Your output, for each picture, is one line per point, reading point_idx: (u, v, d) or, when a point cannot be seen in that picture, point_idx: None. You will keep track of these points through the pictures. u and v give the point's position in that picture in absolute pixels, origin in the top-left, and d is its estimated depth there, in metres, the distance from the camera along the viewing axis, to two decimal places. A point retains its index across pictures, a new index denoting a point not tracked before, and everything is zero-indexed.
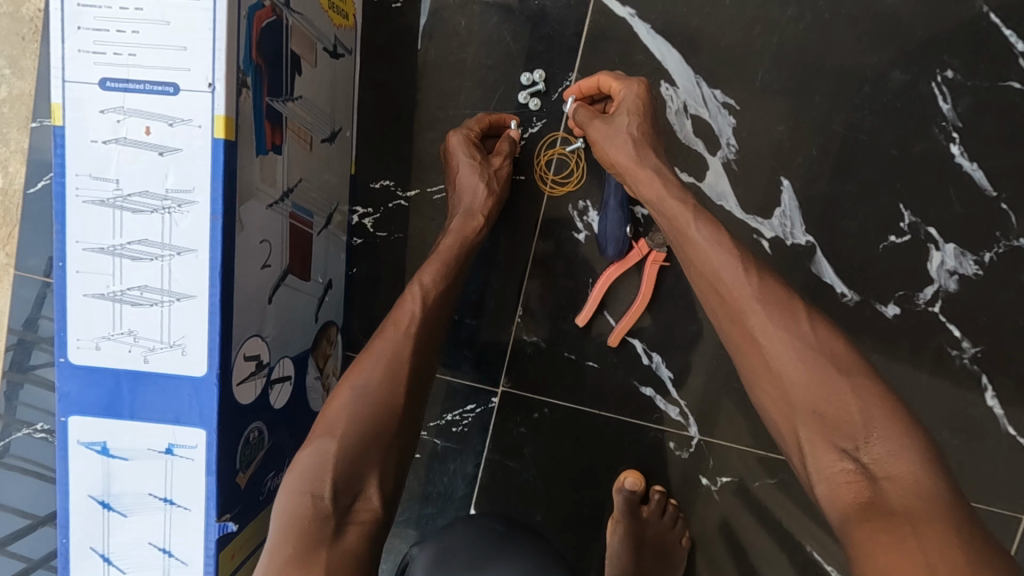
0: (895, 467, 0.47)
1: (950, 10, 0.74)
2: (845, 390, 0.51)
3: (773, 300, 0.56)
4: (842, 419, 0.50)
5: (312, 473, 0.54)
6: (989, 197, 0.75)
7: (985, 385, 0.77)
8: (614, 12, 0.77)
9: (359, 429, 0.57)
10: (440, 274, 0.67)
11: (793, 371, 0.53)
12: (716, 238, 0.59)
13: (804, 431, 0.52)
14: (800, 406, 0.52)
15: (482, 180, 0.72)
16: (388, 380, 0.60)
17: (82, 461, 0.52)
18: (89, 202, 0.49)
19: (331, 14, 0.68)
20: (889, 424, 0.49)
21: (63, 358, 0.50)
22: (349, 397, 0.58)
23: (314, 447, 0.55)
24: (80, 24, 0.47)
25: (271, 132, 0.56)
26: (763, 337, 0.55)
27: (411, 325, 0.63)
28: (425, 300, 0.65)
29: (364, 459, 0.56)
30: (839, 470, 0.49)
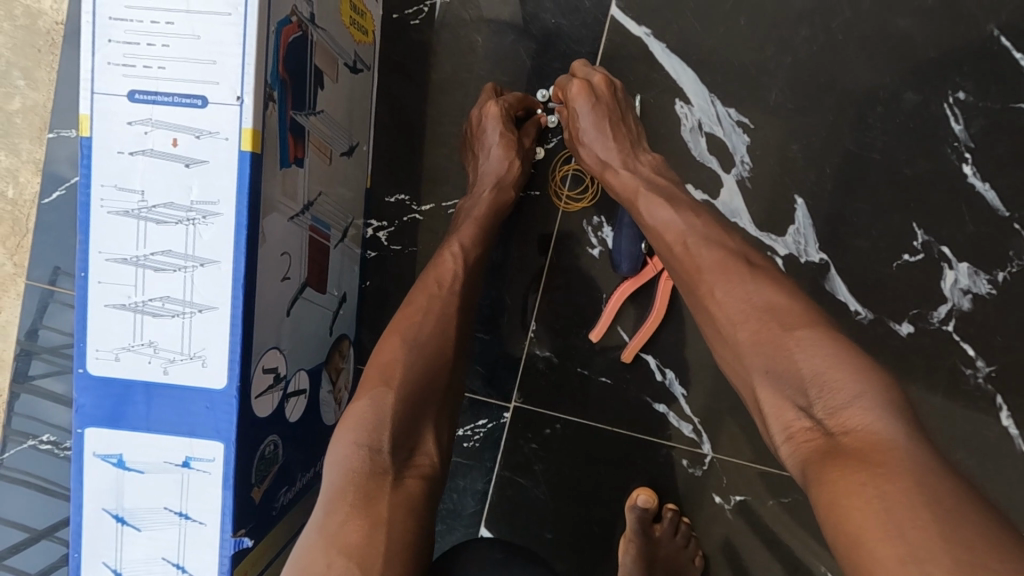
0: (852, 418, 0.43)
1: (962, 33, 0.75)
2: (803, 342, 0.47)
3: (733, 259, 0.55)
4: (796, 368, 0.47)
5: (369, 425, 0.53)
6: (1002, 217, 0.76)
7: (1000, 405, 0.77)
8: (630, 31, 0.78)
9: (414, 381, 0.56)
10: (479, 237, 0.69)
11: (739, 326, 0.51)
12: (674, 214, 0.60)
13: (759, 389, 0.49)
14: (752, 359, 0.50)
15: (516, 157, 0.74)
16: (439, 332, 0.60)
17: (97, 474, 0.52)
18: (113, 213, 0.49)
19: (351, 30, 0.69)
20: (847, 374, 0.45)
21: (81, 369, 0.50)
22: (399, 349, 0.57)
23: (369, 399, 0.54)
24: (111, 37, 0.47)
25: (294, 145, 0.56)
26: (717, 297, 0.54)
27: (455, 282, 0.64)
28: (466, 260, 0.66)
29: (421, 411, 0.56)
30: (798, 425, 0.46)
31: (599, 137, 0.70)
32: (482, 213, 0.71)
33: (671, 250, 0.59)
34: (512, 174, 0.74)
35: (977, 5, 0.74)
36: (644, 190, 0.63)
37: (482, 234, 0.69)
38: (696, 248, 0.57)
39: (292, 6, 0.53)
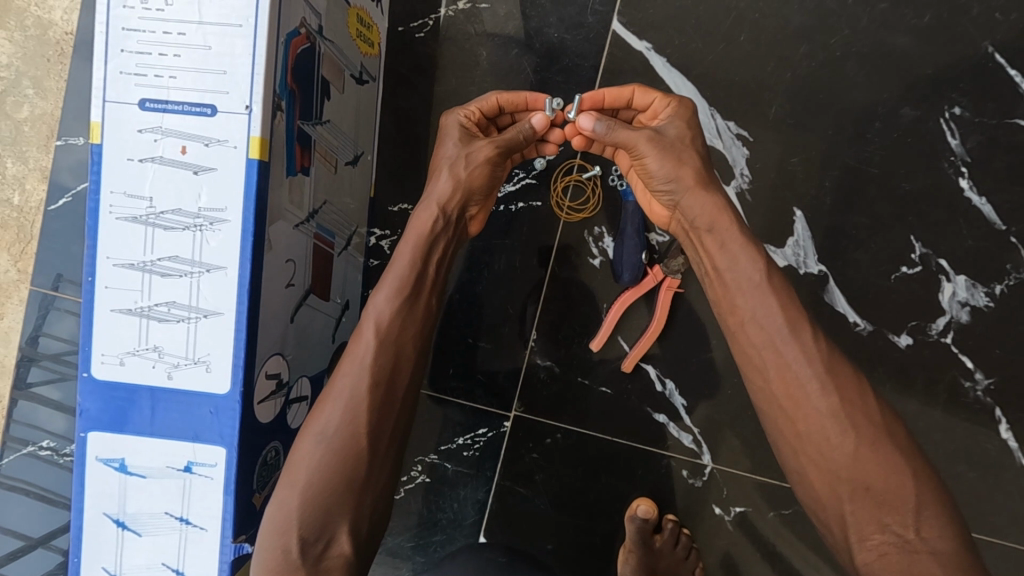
0: (942, 546, 0.49)
1: (958, 50, 0.76)
2: (903, 475, 0.51)
3: (840, 374, 0.55)
4: (896, 497, 0.50)
5: (278, 530, 0.53)
6: (999, 230, 0.76)
7: (999, 418, 0.77)
8: (631, 46, 0.79)
9: (319, 481, 0.54)
10: (394, 292, 0.61)
11: (835, 435, 0.53)
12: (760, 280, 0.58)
13: (848, 500, 0.52)
14: (847, 477, 0.52)
15: (451, 174, 0.67)
16: (347, 420, 0.56)
17: (99, 478, 0.52)
18: (122, 219, 0.49)
19: (358, 42, 0.70)
20: (932, 504, 0.50)
21: (86, 373, 0.50)
22: (308, 444, 0.55)
23: (279, 503, 0.54)
24: (124, 47, 0.48)
25: (301, 154, 0.57)
26: (830, 412, 0.53)
27: (366, 354, 0.58)
28: (381, 327, 0.59)
29: (331, 510, 0.54)
30: (881, 543, 0.50)
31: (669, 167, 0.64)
32: (411, 256, 0.63)
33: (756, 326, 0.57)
34: (443, 188, 0.67)
35: (972, 22, 0.75)
36: (729, 240, 0.60)
37: (401, 284, 0.61)
38: (799, 351, 0.55)
39: (301, 18, 0.54)
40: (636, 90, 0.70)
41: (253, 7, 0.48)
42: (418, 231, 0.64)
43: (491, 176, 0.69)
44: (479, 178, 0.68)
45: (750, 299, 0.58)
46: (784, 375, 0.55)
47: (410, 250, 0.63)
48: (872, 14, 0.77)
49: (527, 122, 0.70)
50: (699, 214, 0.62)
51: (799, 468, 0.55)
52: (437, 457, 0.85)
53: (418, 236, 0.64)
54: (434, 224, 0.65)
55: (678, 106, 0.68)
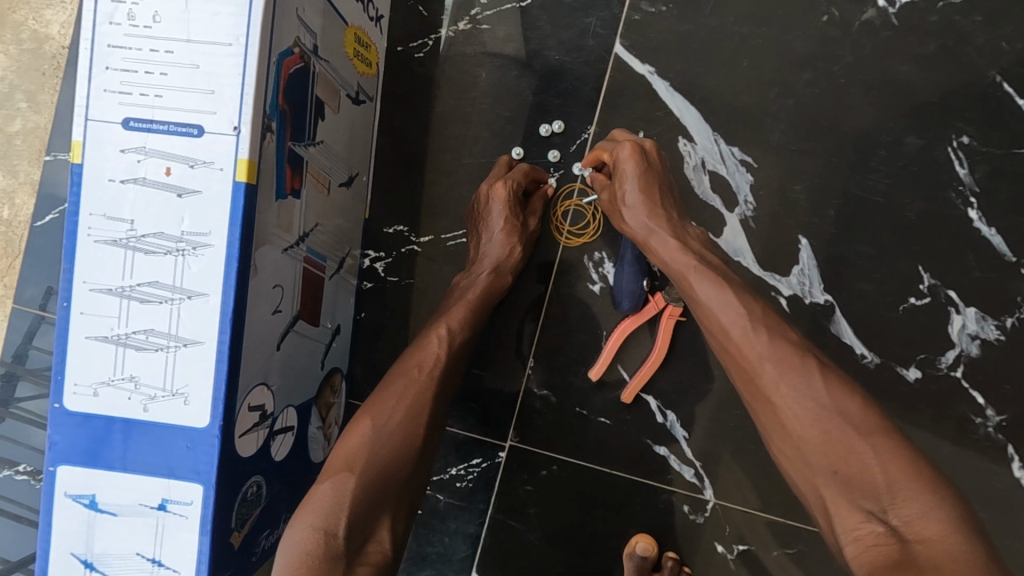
0: (926, 528, 0.44)
1: (964, 79, 0.75)
2: (863, 451, 0.49)
3: (784, 356, 0.55)
4: (864, 479, 0.49)
5: (326, 510, 0.51)
6: (1008, 262, 0.75)
7: (1012, 456, 0.75)
8: (633, 69, 0.78)
9: (378, 470, 0.54)
10: (467, 313, 0.67)
11: (803, 423, 0.53)
12: (720, 305, 0.59)
13: (825, 489, 0.51)
14: (817, 464, 0.52)
15: (516, 243, 0.72)
16: (411, 421, 0.58)
17: (67, 515, 0.49)
18: (100, 242, 0.47)
19: (355, 62, 0.68)
20: (913, 485, 0.47)
21: (57, 404, 0.48)
22: (371, 430, 0.56)
23: (332, 484, 0.53)
24: (108, 64, 0.46)
25: (291, 176, 0.55)
26: (779, 395, 0.54)
27: (436, 364, 0.62)
28: (451, 341, 0.64)
29: (379, 503, 0.54)
30: (867, 532, 0.47)
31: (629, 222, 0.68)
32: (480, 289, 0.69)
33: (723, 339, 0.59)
34: (507, 252, 0.72)
35: (978, 51, 0.75)
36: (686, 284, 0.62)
37: (469, 308, 0.67)
38: (743, 341, 0.57)
39: (295, 37, 0.52)
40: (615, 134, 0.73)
41: (243, 25, 0.46)
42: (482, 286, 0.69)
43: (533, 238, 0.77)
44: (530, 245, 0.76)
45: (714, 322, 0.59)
46: (743, 365, 0.57)
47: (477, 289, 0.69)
48: (877, 41, 0.76)
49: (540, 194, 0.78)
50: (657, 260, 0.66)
51: (783, 461, 0.56)
52: (428, 488, 0.82)
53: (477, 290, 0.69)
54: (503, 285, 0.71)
55: (623, 152, 0.69)
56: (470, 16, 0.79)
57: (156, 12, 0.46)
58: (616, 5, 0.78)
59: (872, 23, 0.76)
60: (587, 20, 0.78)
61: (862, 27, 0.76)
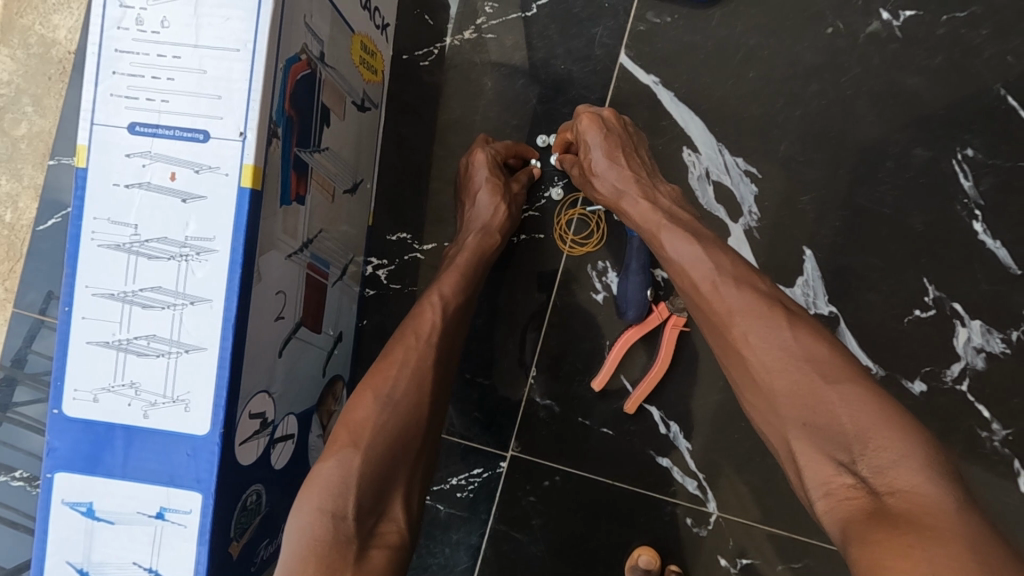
0: (899, 478, 0.42)
1: (970, 92, 0.75)
2: (833, 399, 0.47)
3: (754, 303, 0.53)
4: (835, 428, 0.46)
5: (334, 490, 0.50)
6: (1014, 275, 0.74)
7: (1018, 470, 0.74)
8: (638, 79, 0.78)
9: (384, 444, 0.54)
10: (459, 285, 0.66)
11: (772, 371, 0.50)
12: (692, 252, 0.57)
13: (795, 441, 0.48)
14: (787, 415, 0.49)
15: (501, 201, 0.72)
16: (414, 391, 0.57)
17: (64, 523, 0.48)
18: (104, 247, 0.47)
19: (361, 69, 0.69)
20: (886, 431, 0.44)
21: (57, 410, 0.47)
22: (373, 406, 0.55)
23: (336, 462, 0.52)
24: (116, 69, 0.46)
25: (297, 182, 0.55)
26: (746, 341, 0.52)
27: (432, 334, 0.61)
28: (445, 310, 0.63)
29: (388, 477, 0.53)
30: (839, 486, 0.45)
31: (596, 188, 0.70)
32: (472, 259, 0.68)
33: (694, 291, 0.57)
34: (497, 211, 0.72)
35: (984, 65, 0.75)
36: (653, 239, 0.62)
37: (463, 278, 0.66)
38: (713, 289, 0.55)
39: (302, 44, 0.52)
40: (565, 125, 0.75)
41: (252, 31, 0.46)
42: (477, 244, 0.70)
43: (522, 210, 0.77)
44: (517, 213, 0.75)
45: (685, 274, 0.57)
46: (714, 315, 0.55)
47: (466, 257, 0.68)
48: (882, 54, 0.76)
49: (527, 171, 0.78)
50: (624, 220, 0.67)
51: (754, 413, 0.53)
52: (429, 498, 0.81)
53: (474, 248, 0.69)
54: (491, 242, 0.71)
55: (586, 123, 0.70)
56: (477, 25, 0.80)
57: (164, 17, 0.46)
58: (623, 16, 0.78)
59: (878, 35, 0.76)
60: (593, 30, 0.79)
61: (868, 39, 0.76)
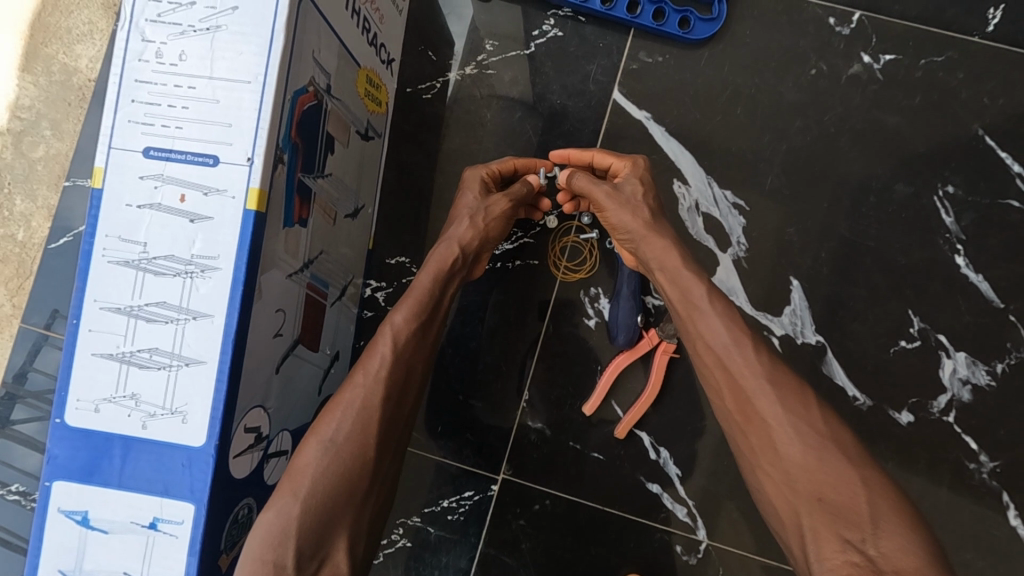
0: (905, 561, 0.47)
1: (949, 131, 0.78)
2: (853, 483, 0.52)
3: (783, 384, 0.56)
4: (850, 509, 0.51)
5: (274, 540, 0.52)
6: (997, 307, 0.77)
7: (1006, 503, 0.75)
8: (631, 114, 0.82)
9: (325, 489, 0.54)
10: (412, 313, 0.64)
11: (794, 448, 0.54)
12: (730, 316, 0.60)
13: (807, 517, 0.52)
14: (801, 490, 0.53)
15: (464, 219, 0.71)
16: (359, 433, 0.57)
17: (59, 530, 0.49)
18: (113, 263, 0.49)
19: (366, 100, 0.72)
20: (893, 519, 0.49)
21: (58, 419, 0.49)
22: (316, 452, 0.55)
23: (275, 510, 0.53)
24: (135, 97, 0.49)
25: (300, 206, 0.57)
26: (773, 415, 0.55)
27: (380, 370, 0.60)
28: (397, 342, 0.62)
29: (330, 524, 0.54)
30: (842, 562, 0.49)
31: (628, 207, 0.69)
32: (428, 283, 0.66)
33: (721, 358, 0.59)
34: (463, 231, 0.70)
35: (961, 106, 0.78)
36: (689, 287, 0.62)
37: (420, 306, 0.64)
38: (745, 365, 0.57)
39: (310, 77, 0.56)
40: (594, 152, 0.75)
41: (263, 65, 0.49)
42: (438, 264, 0.67)
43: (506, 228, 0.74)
44: (496, 230, 0.72)
45: (717, 339, 0.59)
46: (738, 390, 0.58)
47: (429, 280, 0.66)
48: (864, 94, 0.79)
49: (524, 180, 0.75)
50: (654, 250, 0.66)
51: (761, 482, 0.56)
52: (420, 520, 0.81)
53: (437, 269, 0.67)
54: (454, 260, 0.68)
55: (632, 160, 0.73)
56: (477, 61, 0.84)
57: (182, 51, 0.50)
58: (616, 54, 0.82)
59: (859, 77, 0.79)
60: (588, 68, 0.82)
61: (850, 81, 0.80)
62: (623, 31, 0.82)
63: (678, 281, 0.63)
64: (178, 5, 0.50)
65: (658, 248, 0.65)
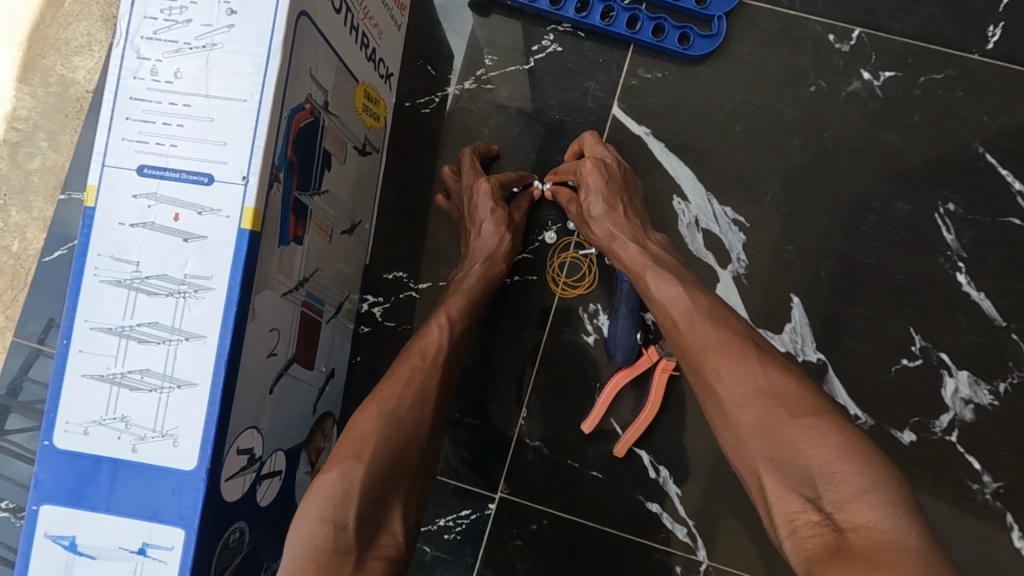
0: (859, 512, 0.43)
1: (948, 149, 0.78)
2: (801, 433, 0.48)
3: (729, 344, 0.55)
4: (800, 461, 0.47)
5: (335, 500, 0.50)
6: (999, 326, 0.76)
7: (1010, 524, 0.74)
8: (630, 130, 0.81)
9: (387, 455, 0.54)
10: (465, 311, 0.68)
11: (740, 408, 0.52)
12: (676, 289, 0.61)
13: (764, 478, 0.49)
14: (754, 444, 0.50)
15: (506, 231, 0.74)
16: (418, 408, 0.58)
17: (45, 556, 0.48)
18: (105, 283, 0.48)
19: (364, 116, 0.72)
20: (847, 466, 0.45)
21: (46, 442, 0.48)
22: (379, 418, 0.55)
23: (339, 470, 0.51)
24: (129, 115, 0.49)
25: (295, 224, 0.57)
26: (718, 377, 0.54)
27: (438, 354, 0.63)
28: (452, 332, 0.65)
29: (389, 490, 0.53)
30: (804, 522, 0.46)
31: (614, 206, 0.72)
32: (474, 286, 0.71)
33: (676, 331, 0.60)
34: (504, 239, 0.74)
35: (961, 124, 0.78)
36: (651, 265, 0.65)
37: (470, 307, 0.69)
38: (694, 335, 0.58)
39: (307, 94, 0.55)
40: (578, 144, 0.79)
41: (259, 84, 0.49)
42: (485, 267, 0.72)
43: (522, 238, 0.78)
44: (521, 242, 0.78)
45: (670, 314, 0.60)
46: (688, 351, 0.58)
47: (473, 280, 0.71)
48: (864, 111, 0.79)
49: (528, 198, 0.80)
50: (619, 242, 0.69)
51: (726, 445, 0.54)
52: (416, 539, 0.80)
53: (483, 272, 0.72)
54: (499, 271, 0.73)
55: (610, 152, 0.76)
56: (476, 76, 0.83)
57: (177, 69, 0.49)
58: (615, 70, 0.82)
59: (859, 94, 0.79)
60: (587, 84, 0.82)
61: (850, 97, 0.79)
62: (622, 46, 0.82)
63: (634, 265, 0.66)
64: (174, 22, 0.49)
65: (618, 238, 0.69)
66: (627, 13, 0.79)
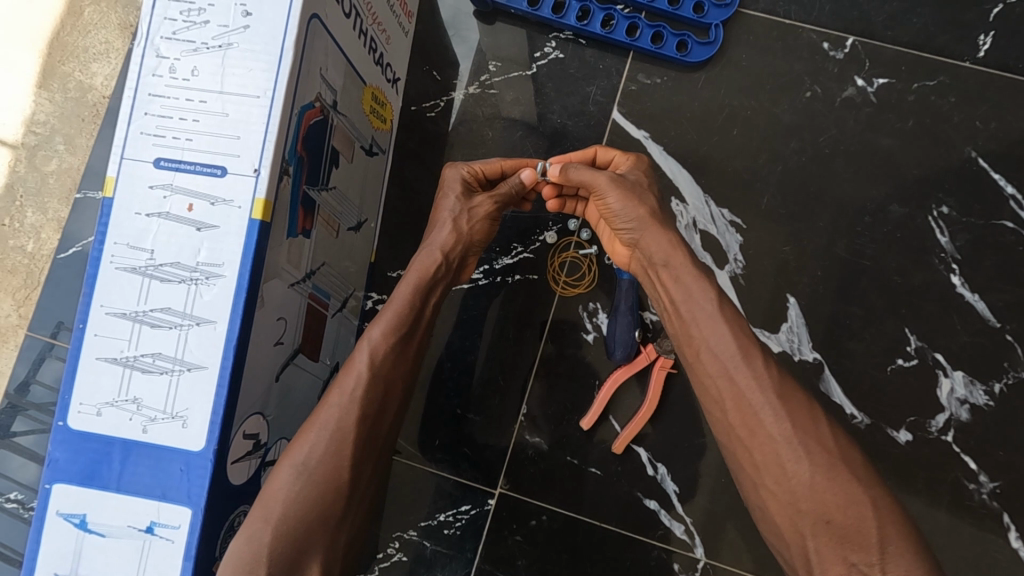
0: None
1: (941, 153, 0.80)
2: (863, 506, 0.50)
3: (791, 400, 0.54)
4: (859, 532, 0.49)
5: (244, 567, 0.51)
6: (994, 327, 0.77)
7: (1007, 525, 0.74)
8: (629, 134, 0.84)
9: (298, 514, 0.54)
10: (390, 328, 0.62)
11: (800, 467, 0.52)
12: (734, 325, 0.58)
13: (813, 540, 0.51)
14: (807, 510, 0.51)
15: (448, 223, 0.70)
16: (333, 456, 0.56)
17: (57, 533, 0.50)
18: (121, 269, 0.50)
19: (371, 118, 0.74)
20: (901, 543, 0.48)
21: (60, 422, 0.50)
22: (290, 476, 0.54)
23: (246, 536, 0.52)
24: (147, 111, 0.51)
25: (303, 217, 0.59)
26: (779, 434, 0.53)
27: (357, 389, 0.58)
28: (375, 359, 0.60)
29: (304, 549, 0.54)
30: None
31: (631, 201, 0.66)
32: (409, 295, 0.65)
33: (725, 368, 0.56)
34: (445, 237, 0.69)
35: (954, 129, 0.80)
36: (705, 291, 0.59)
37: (398, 320, 0.63)
38: (752, 379, 0.55)
39: (317, 93, 0.57)
40: (596, 149, 0.75)
41: (272, 81, 0.51)
42: (418, 274, 0.66)
43: (489, 229, 0.73)
44: (478, 232, 0.72)
45: (725, 350, 0.57)
46: (733, 392, 0.56)
47: (409, 290, 0.65)
48: (858, 117, 0.81)
49: (516, 176, 0.74)
50: (656, 252, 0.64)
51: (762, 498, 0.55)
52: (416, 534, 0.80)
53: (418, 278, 0.66)
54: (436, 268, 0.67)
55: (635, 161, 0.73)
56: (481, 81, 0.86)
57: (194, 67, 0.52)
58: (615, 76, 0.84)
59: (853, 100, 0.81)
60: (588, 89, 0.85)
61: (844, 103, 0.81)
62: (623, 53, 0.84)
63: (683, 286, 0.61)
64: (192, 24, 0.52)
65: (659, 250, 0.63)
66: (627, 21, 0.82)
